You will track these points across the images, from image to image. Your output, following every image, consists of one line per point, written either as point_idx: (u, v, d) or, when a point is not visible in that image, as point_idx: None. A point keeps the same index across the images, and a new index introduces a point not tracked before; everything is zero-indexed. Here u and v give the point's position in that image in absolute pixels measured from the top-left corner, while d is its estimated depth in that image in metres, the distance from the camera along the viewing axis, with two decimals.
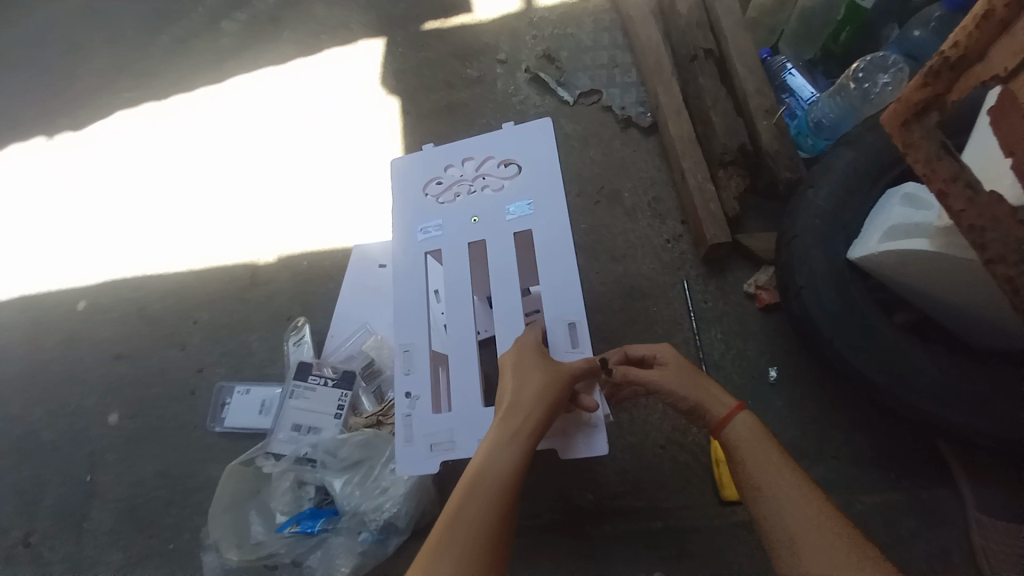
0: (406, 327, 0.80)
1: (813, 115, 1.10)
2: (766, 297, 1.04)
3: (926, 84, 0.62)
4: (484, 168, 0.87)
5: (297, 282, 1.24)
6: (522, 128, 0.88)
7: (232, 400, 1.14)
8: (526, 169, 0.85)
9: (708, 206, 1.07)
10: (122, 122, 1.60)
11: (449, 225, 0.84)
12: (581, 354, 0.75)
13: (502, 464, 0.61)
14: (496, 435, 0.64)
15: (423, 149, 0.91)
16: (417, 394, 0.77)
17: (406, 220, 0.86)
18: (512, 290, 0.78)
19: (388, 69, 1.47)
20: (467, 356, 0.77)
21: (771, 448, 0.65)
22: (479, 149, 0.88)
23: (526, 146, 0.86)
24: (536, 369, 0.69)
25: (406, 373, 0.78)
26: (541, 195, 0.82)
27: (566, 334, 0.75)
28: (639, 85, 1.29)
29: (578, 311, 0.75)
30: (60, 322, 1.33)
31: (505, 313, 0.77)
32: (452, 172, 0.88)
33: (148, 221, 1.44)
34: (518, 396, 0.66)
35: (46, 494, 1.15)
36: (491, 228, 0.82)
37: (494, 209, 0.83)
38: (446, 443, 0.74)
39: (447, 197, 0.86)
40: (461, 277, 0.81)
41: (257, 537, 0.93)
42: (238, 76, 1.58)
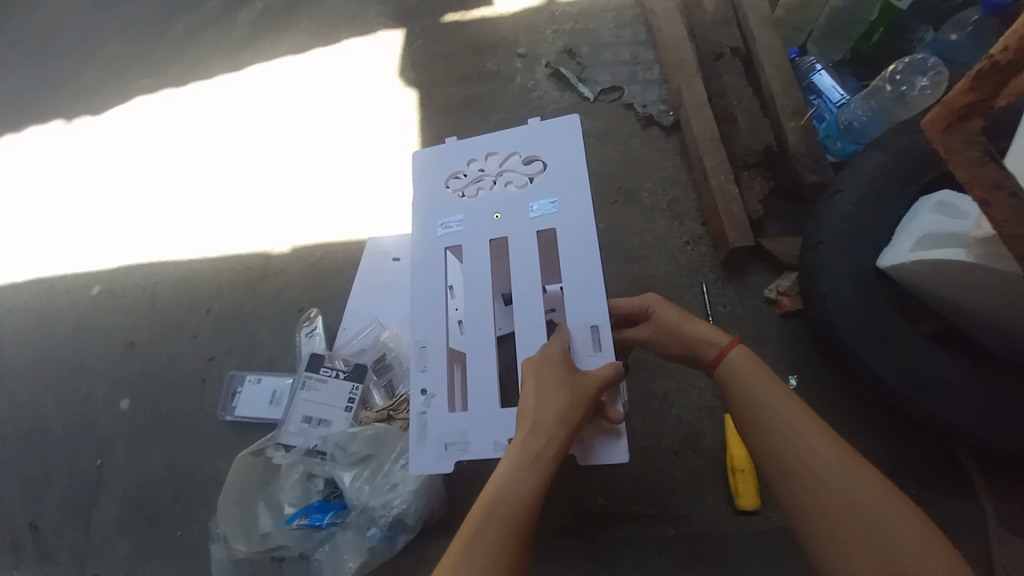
0: (422, 323, 0.79)
1: (844, 117, 1.07)
2: (786, 302, 1.02)
3: (970, 88, 0.59)
4: (508, 164, 0.85)
5: (309, 273, 1.23)
6: (547, 123, 0.86)
7: (242, 390, 1.14)
8: (551, 166, 0.83)
9: (730, 208, 1.04)
10: (138, 109, 1.60)
11: (469, 221, 0.82)
12: (604, 360, 0.72)
13: (522, 485, 0.60)
14: (516, 455, 0.62)
15: (445, 142, 0.90)
16: (432, 392, 0.75)
17: (426, 214, 0.85)
18: (533, 289, 0.76)
19: (404, 61, 1.45)
20: (484, 354, 0.76)
21: (758, 372, 0.69)
22: (503, 144, 0.86)
23: (551, 142, 0.84)
24: (559, 384, 0.66)
25: (421, 369, 0.77)
26: (565, 193, 0.80)
27: (588, 337, 0.73)
28: (660, 82, 1.27)
29: (600, 313, 0.73)
30: (72, 308, 1.34)
31: (525, 312, 0.76)
32: (475, 166, 0.87)
33: (161, 210, 1.43)
34: (540, 413, 0.65)
35: (55, 479, 1.16)
36: (513, 225, 0.80)
37: (517, 206, 0.81)
38: (460, 443, 0.73)
39: (469, 192, 0.85)
40: (480, 274, 0.79)
41: (265, 529, 0.93)
42: (253, 65, 1.58)
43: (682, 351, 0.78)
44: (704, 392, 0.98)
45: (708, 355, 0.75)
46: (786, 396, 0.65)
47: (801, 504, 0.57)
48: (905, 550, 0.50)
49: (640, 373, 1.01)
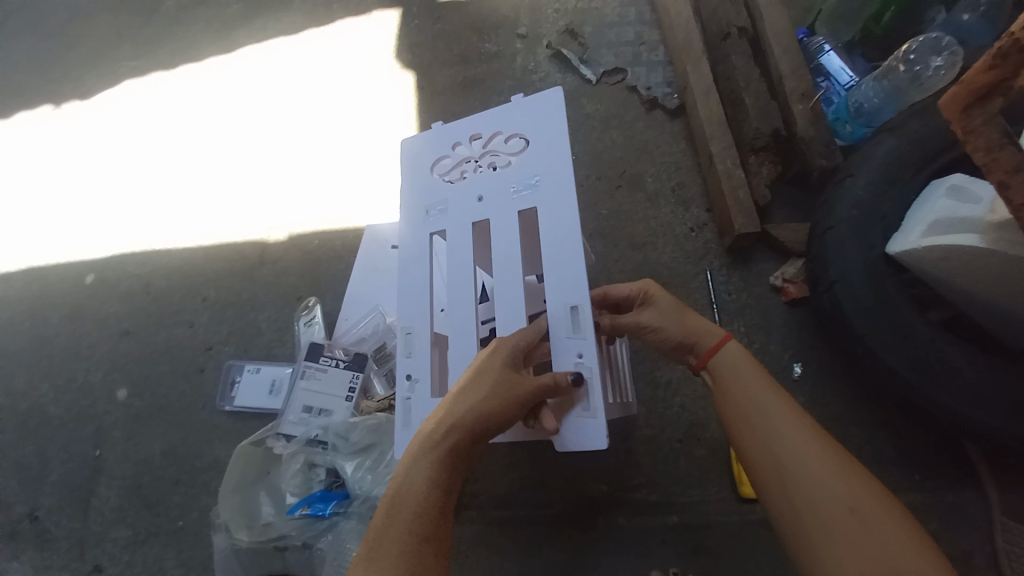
0: (407, 310, 0.77)
1: (854, 99, 1.05)
2: (792, 289, 1.00)
3: (991, 67, 0.56)
4: (491, 144, 0.82)
5: (307, 261, 1.21)
6: (532, 97, 0.82)
7: (241, 378, 1.12)
8: (534, 142, 0.79)
9: (736, 193, 1.02)
10: (129, 92, 1.56)
11: (453, 205, 0.80)
12: (585, 342, 0.69)
13: (422, 484, 0.60)
14: (424, 453, 0.61)
15: (433, 127, 0.88)
16: (416, 378, 0.74)
17: (413, 201, 0.83)
18: (517, 274, 0.74)
19: (401, 41, 1.41)
20: (467, 340, 0.74)
21: (754, 372, 0.68)
22: (485, 123, 0.83)
23: (535, 119, 0.80)
24: (485, 384, 0.64)
25: (406, 356, 0.76)
26: (547, 170, 0.77)
27: (566, 318, 0.70)
28: (665, 64, 1.23)
29: (580, 293, 0.70)
30: (66, 296, 1.31)
31: (510, 299, 0.74)
32: (460, 150, 0.84)
33: (152, 198, 1.40)
34: (455, 408, 0.63)
35: (53, 468, 1.15)
36: (496, 208, 0.78)
37: (499, 186, 0.79)
38: None
39: (454, 176, 0.83)
40: (462, 258, 0.77)
41: (267, 518, 0.92)
42: (246, 46, 1.53)
43: (676, 342, 0.75)
44: None
45: (705, 345, 0.73)
46: (783, 399, 0.64)
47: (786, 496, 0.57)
48: (886, 549, 0.50)
49: (644, 362, 1.00)
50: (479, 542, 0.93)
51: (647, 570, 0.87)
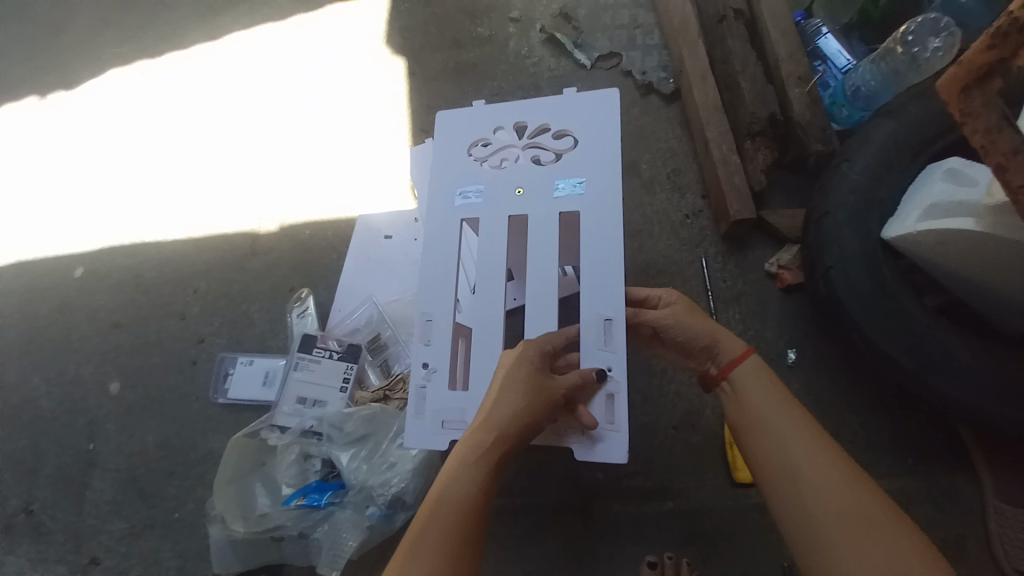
0: (429, 295, 0.76)
1: (851, 82, 1.03)
2: (788, 276, 1.00)
3: (990, 47, 0.56)
4: (536, 137, 0.82)
5: (299, 252, 1.19)
6: (585, 95, 0.82)
7: (234, 370, 1.12)
8: (582, 143, 0.80)
9: (732, 179, 1.01)
10: (116, 80, 1.52)
11: (490, 192, 0.79)
12: (613, 355, 0.71)
13: (465, 485, 0.60)
14: (464, 453, 0.62)
15: (472, 106, 0.86)
16: (433, 367, 0.74)
17: (444, 180, 0.81)
18: (548, 271, 0.74)
19: (391, 25, 1.38)
20: (491, 335, 0.74)
21: (769, 387, 0.66)
22: (533, 114, 0.83)
23: (585, 119, 0.81)
24: (518, 384, 0.66)
25: (424, 343, 0.74)
26: (594, 175, 0.78)
27: (599, 331, 0.71)
28: (661, 48, 1.22)
29: (615, 306, 0.71)
30: (56, 289, 1.29)
31: (539, 295, 0.74)
32: (501, 136, 0.83)
33: (141, 189, 1.37)
34: (494, 411, 0.64)
35: (47, 463, 1.14)
36: (536, 203, 0.77)
37: (541, 181, 0.78)
38: (458, 422, 0.72)
39: (492, 161, 0.81)
40: (493, 248, 0.76)
41: (263, 509, 0.91)
42: (233, 32, 1.49)
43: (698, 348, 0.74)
44: None
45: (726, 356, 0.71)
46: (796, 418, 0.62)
47: (791, 506, 0.57)
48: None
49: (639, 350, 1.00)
50: None
51: (642, 557, 0.88)
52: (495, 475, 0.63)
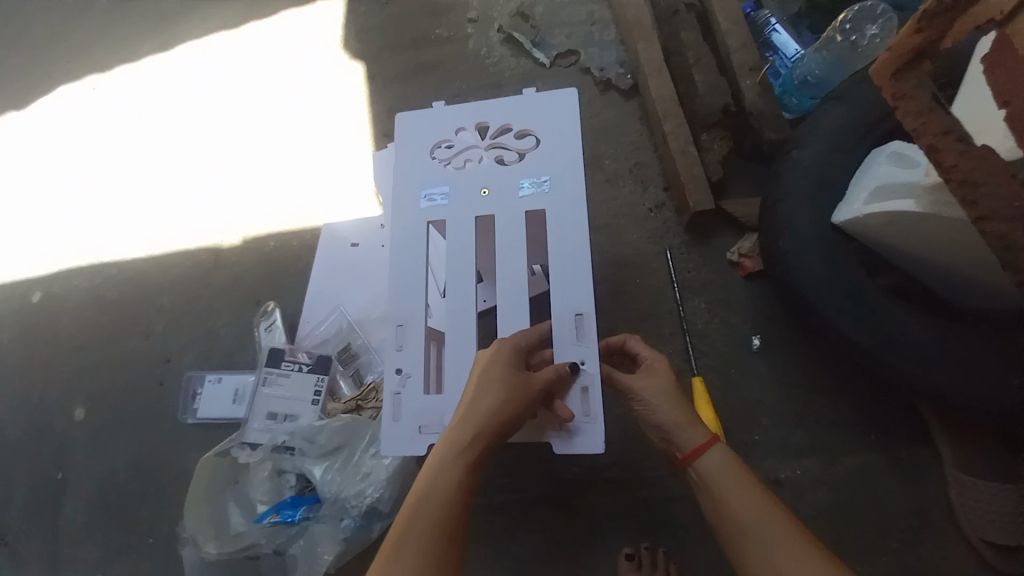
0: (400, 300, 0.75)
1: (799, 72, 1.06)
2: (749, 264, 1.02)
3: (920, 29, 0.58)
4: (498, 137, 0.82)
5: (264, 264, 1.17)
6: (544, 95, 0.82)
7: (203, 389, 1.09)
8: (544, 142, 0.80)
9: (691, 170, 1.02)
10: (67, 96, 1.47)
11: (455, 193, 0.79)
12: (586, 349, 0.71)
13: (447, 483, 0.59)
14: (442, 451, 0.61)
15: (432, 106, 0.85)
16: (408, 372, 0.73)
17: (408, 183, 0.81)
18: (517, 270, 0.74)
19: (349, 29, 1.36)
20: (465, 337, 0.73)
21: (739, 481, 0.62)
22: (494, 114, 0.83)
23: (547, 117, 0.81)
24: (494, 380, 0.65)
25: (397, 348, 0.74)
26: (558, 172, 0.78)
27: (572, 326, 0.72)
28: (618, 43, 1.23)
29: (586, 301, 0.72)
30: (15, 316, 1.25)
31: (511, 294, 0.74)
32: (463, 136, 0.83)
33: (99, 208, 1.34)
34: (472, 408, 0.64)
35: (13, 496, 1.10)
36: (502, 203, 0.77)
37: (506, 181, 0.78)
38: (436, 425, 0.71)
39: (455, 163, 0.81)
40: (462, 250, 0.76)
41: (238, 528, 0.90)
42: (186, 42, 1.46)
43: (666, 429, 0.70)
44: (673, 357, 1.00)
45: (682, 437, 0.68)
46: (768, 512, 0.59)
47: None
48: None
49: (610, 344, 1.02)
50: None
51: (620, 547, 0.89)
52: (476, 472, 0.62)
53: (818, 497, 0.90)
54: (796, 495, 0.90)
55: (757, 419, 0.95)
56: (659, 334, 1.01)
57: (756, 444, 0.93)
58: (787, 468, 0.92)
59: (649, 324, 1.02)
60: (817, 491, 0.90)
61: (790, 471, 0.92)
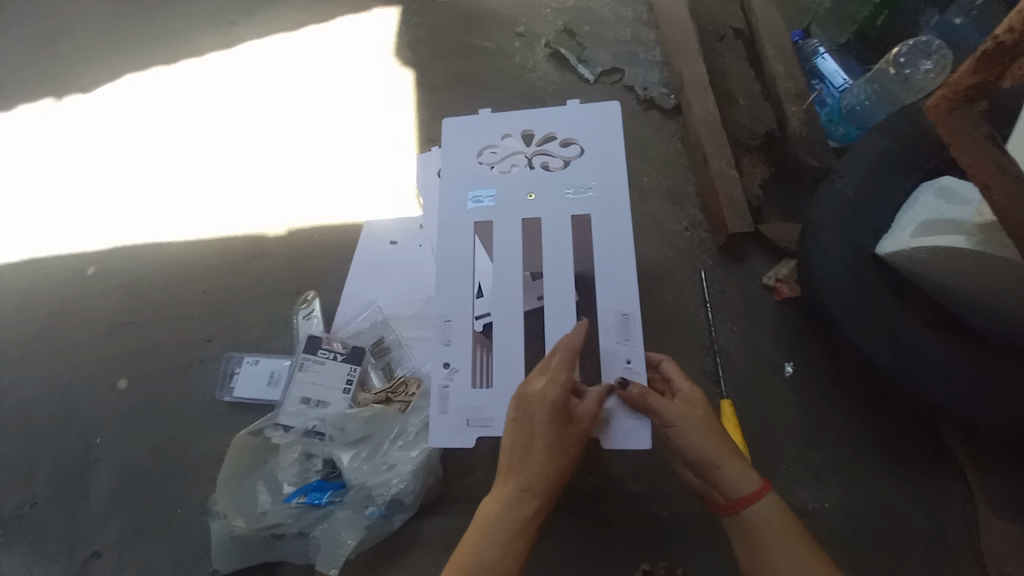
0: (446, 297, 0.78)
1: (846, 102, 1.07)
2: (785, 289, 1.02)
3: (977, 71, 0.59)
4: (543, 145, 0.84)
5: (305, 256, 1.22)
6: (587, 106, 0.85)
7: (240, 370, 1.14)
8: (588, 150, 0.83)
9: (730, 193, 1.03)
10: (131, 85, 1.57)
11: (501, 197, 0.81)
12: (633, 348, 0.73)
13: (498, 541, 0.61)
14: (492, 514, 0.63)
15: (477, 113, 0.88)
16: (456, 366, 0.75)
17: (456, 185, 0.83)
18: (565, 272, 0.76)
19: (401, 38, 1.42)
20: (511, 334, 0.76)
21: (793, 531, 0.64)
22: (539, 122, 0.86)
23: (591, 128, 0.84)
24: (535, 430, 0.65)
25: (444, 343, 0.76)
26: (601, 180, 0.80)
27: (617, 325, 0.74)
28: (662, 64, 1.25)
29: (633, 302, 0.74)
30: (67, 288, 1.33)
31: (557, 295, 0.76)
32: (509, 142, 0.86)
33: (154, 190, 1.41)
34: (519, 460, 0.64)
35: (51, 459, 1.16)
36: (547, 207, 0.80)
37: (552, 186, 0.81)
38: (482, 419, 0.73)
39: (502, 167, 0.84)
40: (507, 250, 0.79)
41: (263, 507, 0.92)
42: (246, 41, 1.54)
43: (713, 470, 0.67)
44: (700, 377, 0.99)
45: (736, 489, 0.66)
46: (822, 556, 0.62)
47: None
48: None
49: None
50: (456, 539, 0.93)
51: (636, 564, 0.89)
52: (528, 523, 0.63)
53: (843, 530, 0.88)
54: (821, 526, 0.88)
55: (783, 446, 0.94)
56: (688, 352, 1.01)
57: (782, 471, 0.92)
58: (814, 499, 0.90)
59: (677, 342, 1.02)
60: (843, 525, 0.88)
61: (817, 502, 0.90)
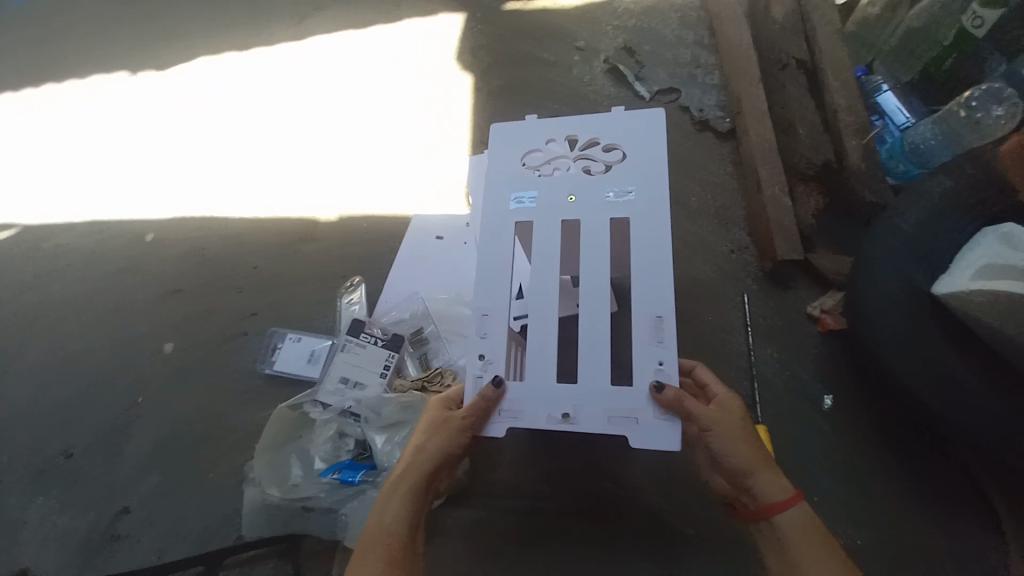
0: (483, 293, 0.78)
1: (910, 139, 1.06)
2: (829, 321, 0.99)
3: None
4: (586, 149, 0.84)
5: (354, 242, 1.26)
6: (631, 113, 0.85)
7: (282, 345, 1.18)
8: (631, 155, 0.82)
9: (781, 219, 1.03)
10: (202, 67, 1.66)
11: (542, 199, 0.81)
12: (665, 351, 0.72)
13: (392, 521, 0.69)
14: (390, 500, 0.70)
15: (520, 118, 0.89)
16: (489, 359, 0.76)
17: (498, 186, 0.84)
18: (602, 274, 0.76)
19: (464, 43, 1.47)
20: (546, 332, 0.76)
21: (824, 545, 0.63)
22: (582, 127, 0.86)
23: (634, 133, 0.83)
24: (433, 430, 0.75)
25: (479, 337, 0.77)
26: (642, 184, 0.80)
27: (650, 328, 0.73)
28: (719, 87, 1.26)
29: (667, 306, 0.72)
30: (125, 251, 1.40)
31: (593, 296, 0.75)
32: (552, 146, 0.86)
33: (215, 167, 1.49)
34: (415, 455, 0.74)
35: (95, 411, 1.22)
36: (588, 209, 0.80)
37: (593, 189, 0.81)
38: (514, 411, 0.74)
39: (544, 170, 0.84)
40: (549, 250, 0.79)
41: (296, 479, 0.95)
42: (314, 35, 1.62)
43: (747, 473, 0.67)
44: None
45: (767, 495, 0.66)
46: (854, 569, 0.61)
47: None
48: None
49: None
50: (476, 528, 0.95)
51: None
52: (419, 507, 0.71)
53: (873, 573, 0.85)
54: None
55: (816, 479, 0.92)
56: (724, 374, 1.01)
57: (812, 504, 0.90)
58: (844, 535, 0.88)
59: (715, 362, 1.02)
60: (873, 567, 0.86)
61: (847, 539, 0.88)
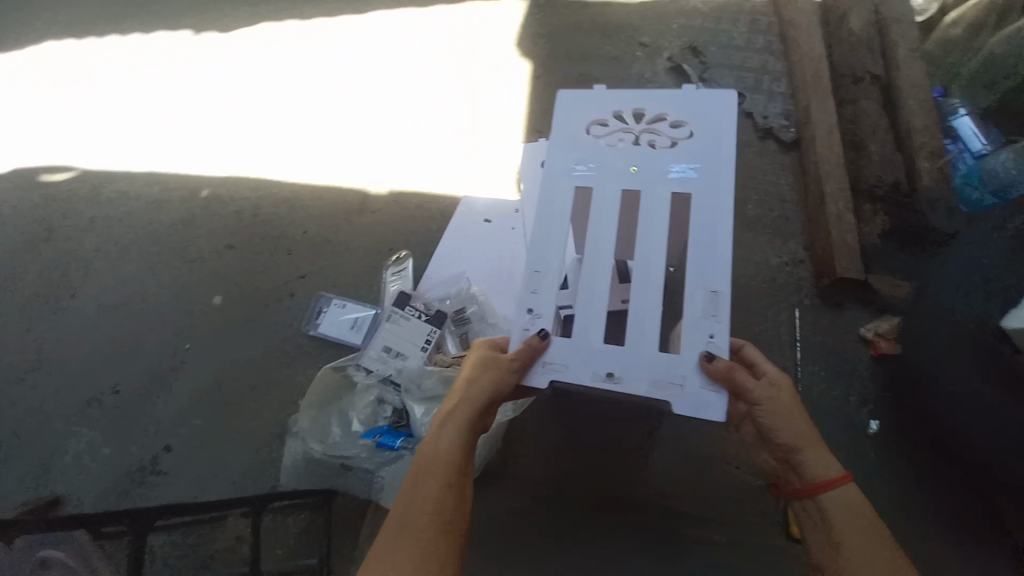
0: (536, 252, 0.77)
1: (988, 167, 1.01)
2: (883, 345, 0.98)
3: None
4: (653, 125, 0.82)
5: (403, 217, 1.28)
6: (704, 94, 0.82)
7: (328, 310, 1.21)
8: (699, 136, 0.79)
9: (843, 236, 1.01)
10: (265, 32, 1.69)
11: (604, 171, 0.80)
12: (720, 325, 0.72)
13: (445, 448, 0.65)
14: (438, 429, 0.67)
15: (591, 89, 0.86)
16: (539, 313, 0.75)
17: (559, 151, 0.82)
18: (656, 255, 0.74)
19: (526, 29, 1.47)
20: (596, 300, 0.75)
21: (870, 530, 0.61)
22: (652, 102, 0.83)
23: (706, 116, 0.80)
24: (485, 364, 0.72)
25: (530, 291, 0.76)
26: (708, 166, 0.77)
27: (706, 301, 0.72)
28: (786, 95, 1.23)
29: (724, 280, 0.72)
30: (181, 204, 1.45)
31: (647, 270, 0.74)
32: (619, 118, 0.83)
33: (271, 131, 1.52)
34: (465, 386, 0.70)
35: (143, 353, 1.27)
36: (650, 185, 0.78)
37: (657, 165, 0.79)
38: (558, 364, 0.73)
39: (608, 140, 0.81)
40: (606, 220, 0.77)
41: (334, 438, 0.98)
42: (377, 10, 1.64)
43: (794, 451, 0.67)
44: None
45: (816, 472, 0.65)
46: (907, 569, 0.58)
47: None
48: None
49: None
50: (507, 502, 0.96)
51: None
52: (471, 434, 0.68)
53: None
54: None
55: None
56: None
57: None
58: None
59: None
60: None
61: None
